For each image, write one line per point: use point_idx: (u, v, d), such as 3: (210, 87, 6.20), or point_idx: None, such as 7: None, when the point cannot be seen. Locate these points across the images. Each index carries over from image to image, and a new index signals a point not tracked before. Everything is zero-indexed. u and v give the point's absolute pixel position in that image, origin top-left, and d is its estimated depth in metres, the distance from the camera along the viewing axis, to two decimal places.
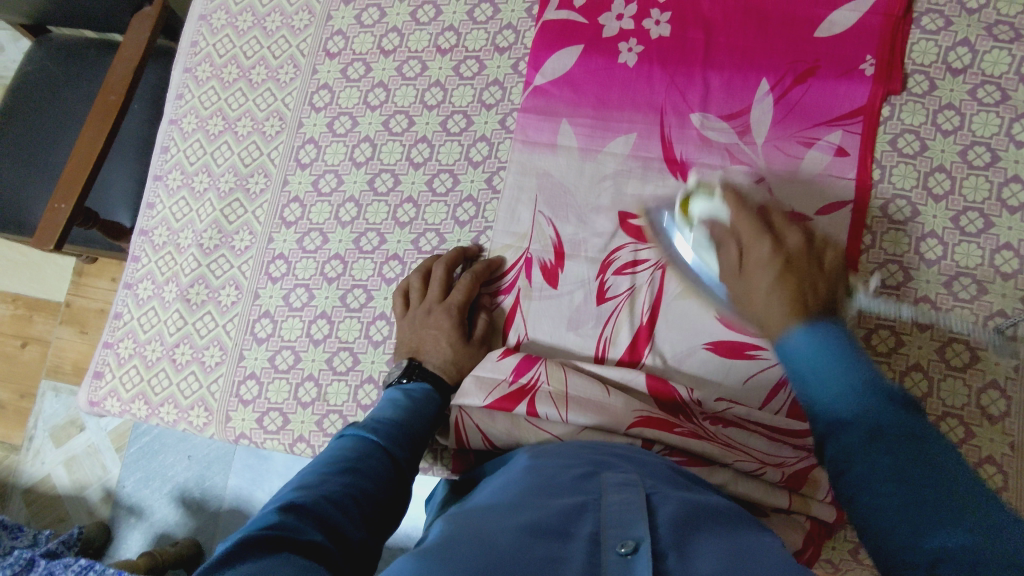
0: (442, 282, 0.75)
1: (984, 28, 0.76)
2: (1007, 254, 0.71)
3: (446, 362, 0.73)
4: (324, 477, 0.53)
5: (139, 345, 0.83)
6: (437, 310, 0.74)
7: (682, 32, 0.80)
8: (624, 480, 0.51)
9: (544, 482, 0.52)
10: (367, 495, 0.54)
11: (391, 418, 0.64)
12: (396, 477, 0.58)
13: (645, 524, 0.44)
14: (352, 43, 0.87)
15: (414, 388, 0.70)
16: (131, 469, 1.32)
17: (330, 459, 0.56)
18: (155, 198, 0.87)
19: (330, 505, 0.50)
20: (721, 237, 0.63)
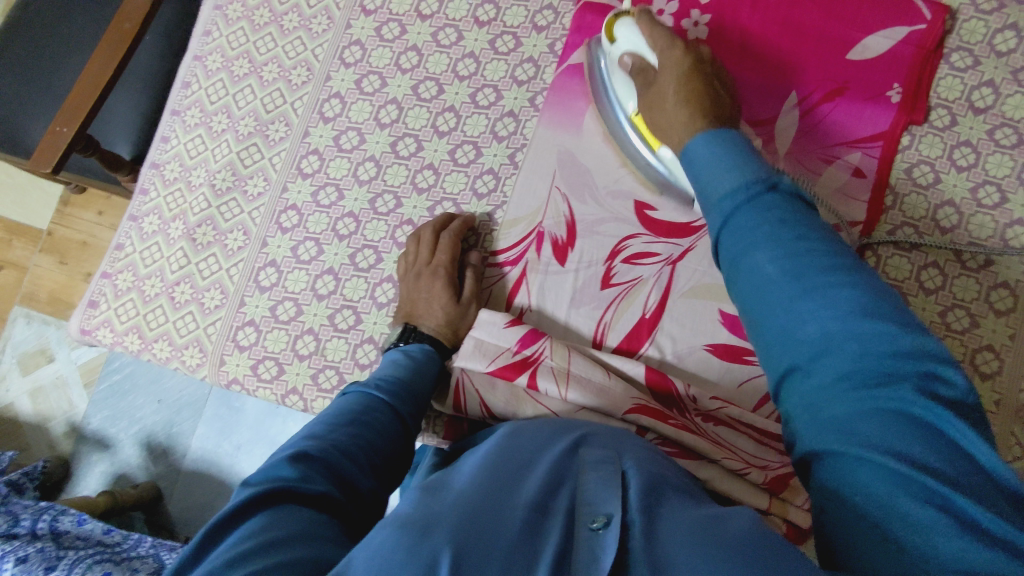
0: (430, 244, 0.75)
1: (1010, 72, 0.78)
2: (1003, 292, 0.74)
3: (438, 325, 0.74)
4: (332, 428, 0.53)
5: (138, 279, 0.82)
6: (426, 274, 0.74)
7: (719, 36, 0.81)
8: (601, 456, 0.50)
9: (523, 452, 0.51)
10: (374, 449, 0.54)
11: (395, 376, 0.64)
12: (400, 436, 0.59)
13: (618, 500, 0.44)
14: (389, 3, 0.86)
15: (414, 349, 0.70)
16: (100, 406, 1.30)
17: (340, 411, 0.56)
18: (171, 132, 0.86)
19: (340, 456, 0.50)
20: (643, 65, 0.70)
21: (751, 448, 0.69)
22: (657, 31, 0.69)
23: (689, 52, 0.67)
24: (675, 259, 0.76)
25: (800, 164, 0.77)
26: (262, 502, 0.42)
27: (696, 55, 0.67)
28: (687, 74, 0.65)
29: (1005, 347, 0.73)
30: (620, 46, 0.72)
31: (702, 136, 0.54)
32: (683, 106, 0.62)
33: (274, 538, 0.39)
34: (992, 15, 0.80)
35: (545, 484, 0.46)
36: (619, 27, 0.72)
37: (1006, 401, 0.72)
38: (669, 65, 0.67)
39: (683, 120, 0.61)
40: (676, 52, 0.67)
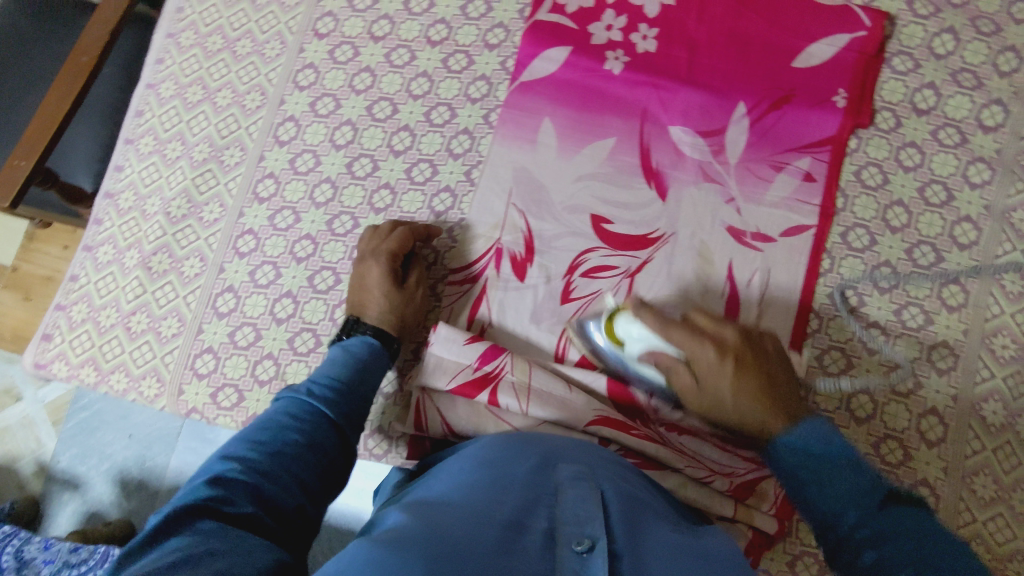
0: (381, 233, 0.75)
1: (949, 73, 0.80)
2: (954, 288, 0.75)
3: (382, 313, 0.72)
4: (254, 442, 0.53)
5: (93, 311, 0.81)
6: (370, 260, 0.74)
7: (667, 48, 0.82)
8: (576, 472, 0.51)
9: (498, 472, 0.51)
10: (302, 456, 0.54)
11: (332, 375, 0.63)
12: (334, 437, 0.58)
13: (601, 521, 0.44)
14: (342, 26, 0.87)
15: (356, 344, 0.68)
16: (67, 444, 1.27)
17: (266, 422, 0.56)
18: (125, 162, 0.85)
19: (256, 471, 0.50)
20: (669, 364, 0.64)
21: (715, 456, 0.68)
22: (677, 331, 0.64)
23: (729, 355, 0.62)
24: (633, 271, 0.76)
25: (752, 172, 0.78)
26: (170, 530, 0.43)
27: (738, 358, 0.62)
28: (736, 378, 0.61)
29: (959, 342, 0.74)
30: (628, 348, 0.68)
31: (782, 429, 0.57)
32: (741, 401, 0.61)
33: (173, 562, 0.39)
34: (929, 20, 0.82)
35: (523, 502, 0.46)
36: (620, 324, 0.68)
37: (962, 395, 0.73)
38: (710, 364, 0.62)
39: (753, 413, 0.60)
40: (709, 354, 0.62)
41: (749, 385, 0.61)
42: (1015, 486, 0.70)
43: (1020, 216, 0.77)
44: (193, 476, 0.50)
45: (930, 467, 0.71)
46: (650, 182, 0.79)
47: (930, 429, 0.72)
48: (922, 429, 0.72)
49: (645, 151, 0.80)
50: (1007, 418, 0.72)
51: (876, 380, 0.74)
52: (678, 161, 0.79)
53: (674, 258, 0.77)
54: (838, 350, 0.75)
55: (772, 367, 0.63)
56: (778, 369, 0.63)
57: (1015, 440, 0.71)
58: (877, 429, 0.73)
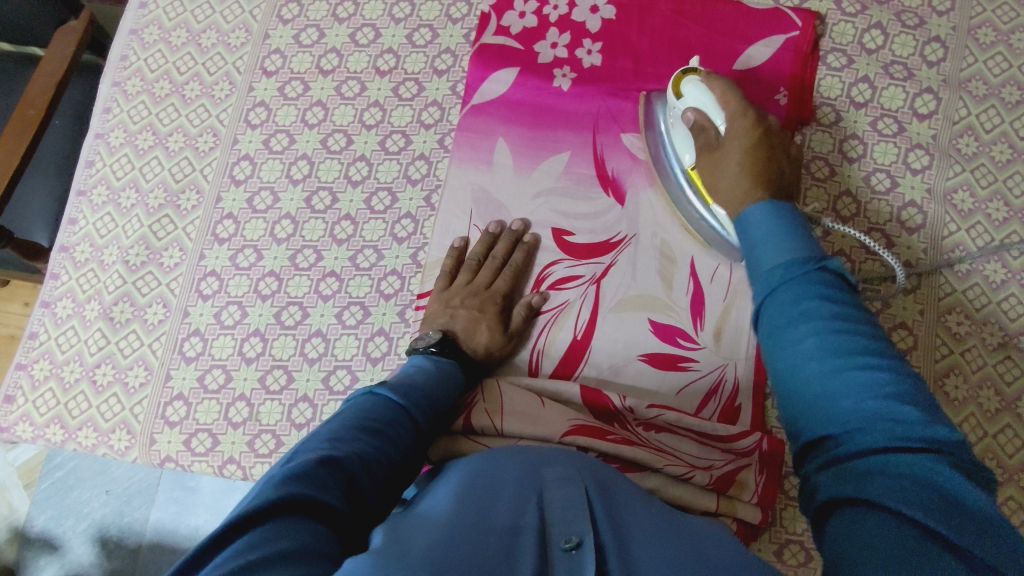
0: (515, 269, 0.77)
1: (882, 66, 0.84)
2: (907, 271, 0.78)
3: (476, 342, 0.73)
4: (354, 434, 0.52)
5: (55, 367, 0.79)
6: (482, 294, 0.75)
7: (612, 61, 0.84)
8: (563, 473, 0.51)
9: (488, 481, 0.51)
10: (389, 460, 0.53)
11: (421, 383, 0.62)
12: (414, 448, 0.57)
13: (588, 520, 0.44)
14: (290, 62, 0.87)
15: (444, 361, 0.68)
16: (42, 507, 1.23)
17: (360, 415, 0.55)
18: (78, 213, 0.84)
19: (357, 466, 0.49)
20: (705, 120, 0.72)
21: (693, 450, 0.70)
22: (733, 108, 0.72)
23: (761, 127, 0.70)
24: (599, 277, 0.78)
25: None
26: (291, 505, 0.41)
27: (766, 131, 0.70)
28: (750, 150, 0.68)
29: (917, 322, 0.77)
30: (684, 101, 0.75)
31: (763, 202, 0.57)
32: (742, 177, 0.67)
33: (277, 549, 0.37)
34: (858, 17, 0.85)
35: (514, 507, 0.46)
36: (686, 82, 0.75)
37: (925, 373, 0.75)
38: (739, 130, 0.70)
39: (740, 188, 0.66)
40: (743, 124, 0.70)
41: (749, 170, 0.67)
42: (984, 456, 0.72)
43: (961, 196, 0.80)
44: (292, 449, 0.49)
45: None
46: (607, 191, 0.80)
47: None
48: None
49: (600, 161, 0.81)
50: (969, 391, 0.74)
51: None
52: (633, 168, 0.81)
53: (638, 263, 0.78)
54: None
55: (784, 167, 0.68)
56: (788, 166, 0.69)
57: (978, 411, 0.74)
58: None
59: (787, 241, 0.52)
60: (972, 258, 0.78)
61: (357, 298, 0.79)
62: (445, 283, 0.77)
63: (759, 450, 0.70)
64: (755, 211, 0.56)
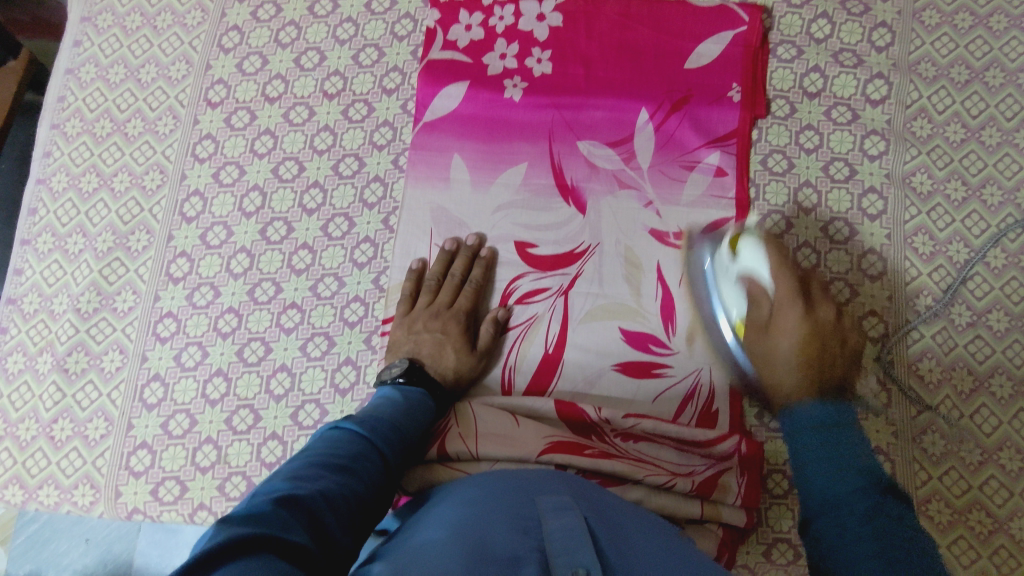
0: (477, 285, 0.76)
1: (831, 55, 0.84)
2: (872, 258, 0.78)
3: (446, 367, 0.72)
4: (319, 472, 0.51)
5: (10, 425, 0.76)
6: (446, 315, 0.74)
7: (562, 68, 0.83)
8: (558, 502, 0.51)
9: (478, 509, 0.50)
10: (359, 498, 0.52)
11: (387, 415, 0.61)
12: (385, 482, 0.56)
13: (591, 550, 0.44)
14: (234, 91, 0.85)
15: (413, 390, 0.67)
16: (19, 563, 1.18)
17: (325, 453, 0.54)
18: (24, 263, 0.81)
19: (321, 505, 0.47)
20: (757, 293, 0.67)
21: (674, 457, 0.69)
22: (785, 274, 0.66)
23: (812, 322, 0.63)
24: (565, 289, 0.76)
25: (665, 175, 0.80)
26: (251, 546, 0.40)
27: (818, 325, 0.63)
28: (803, 342, 0.61)
29: (886, 309, 0.76)
30: (740, 262, 0.70)
31: (810, 397, 0.57)
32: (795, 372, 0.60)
33: None
34: (804, 8, 0.85)
35: (513, 536, 0.45)
36: (741, 244, 0.70)
37: (898, 359, 0.75)
38: (790, 324, 0.63)
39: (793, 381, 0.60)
40: (801, 317, 0.63)
41: (802, 330, 0.62)
42: (962, 438, 0.72)
43: (919, 179, 0.80)
44: (253, 493, 0.47)
45: (880, 434, 0.73)
46: (568, 200, 0.79)
47: (875, 397, 0.74)
48: (867, 398, 0.74)
49: (558, 171, 0.80)
50: (943, 373, 0.74)
51: None
52: (592, 175, 0.80)
53: (604, 270, 0.77)
54: None
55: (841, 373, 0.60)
56: (842, 361, 0.62)
57: (953, 393, 0.74)
58: None
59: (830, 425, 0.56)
60: (935, 240, 0.78)
61: (321, 328, 0.77)
62: (406, 308, 0.76)
63: (738, 452, 0.69)
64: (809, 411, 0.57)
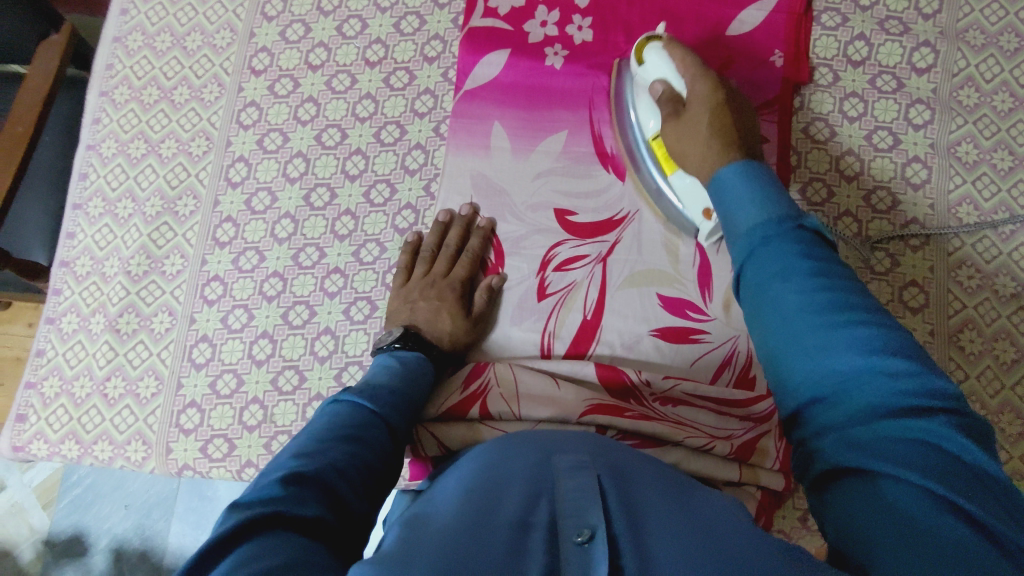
0: (471, 254, 0.76)
1: (877, 23, 0.83)
2: (915, 228, 0.77)
3: (441, 333, 0.72)
4: (326, 442, 0.51)
5: (65, 383, 0.79)
6: (441, 283, 0.74)
7: (604, 36, 0.83)
8: (575, 461, 0.50)
9: (498, 472, 0.51)
10: (368, 463, 0.52)
11: (387, 384, 0.61)
12: (391, 448, 0.56)
13: (600, 510, 0.43)
14: (277, 60, 0.86)
15: (408, 356, 0.67)
16: (63, 524, 1.22)
17: (331, 423, 0.54)
18: (75, 227, 0.83)
19: (334, 475, 0.48)
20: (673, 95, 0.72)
21: (712, 421, 0.69)
22: (699, 89, 0.71)
23: (720, 91, 0.71)
24: (604, 256, 0.77)
25: None
26: (269, 523, 0.40)
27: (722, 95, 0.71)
28: (716, 122, 0.69)
29: (927, 278, 0.76)
30: (647, 69, 0.75)
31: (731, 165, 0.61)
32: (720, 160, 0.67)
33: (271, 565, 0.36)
34: None
35: (523, 501, 0.45)
36: (649, 52, 0.75)
37: (939, 329, 0.74)
38: (700, 94, 0.71)
39: (699, 146, 0.69)
40: (705, 91, 0.71)
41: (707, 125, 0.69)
42: (1003, 409, 0.72)
43: (965, 148, 0.79)
44: (262, 471, 0.47)
45: None
46: (607, 168, 0.80)
47: None
48: None
49: (598, 139, 0.80)
50: (984, 344, 0.74)
51: None
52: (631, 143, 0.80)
53: (643, 238, 0.77)
54: None
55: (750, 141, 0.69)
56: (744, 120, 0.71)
57: (995, 364, 0.73)
58: None
59: (750, 204, 0.57)
60: (980, 210, 0.77)
61: (363, 293, 0.78)
62: (403, 277, 0.76)
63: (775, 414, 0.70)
64: (725, 175, 0.60)
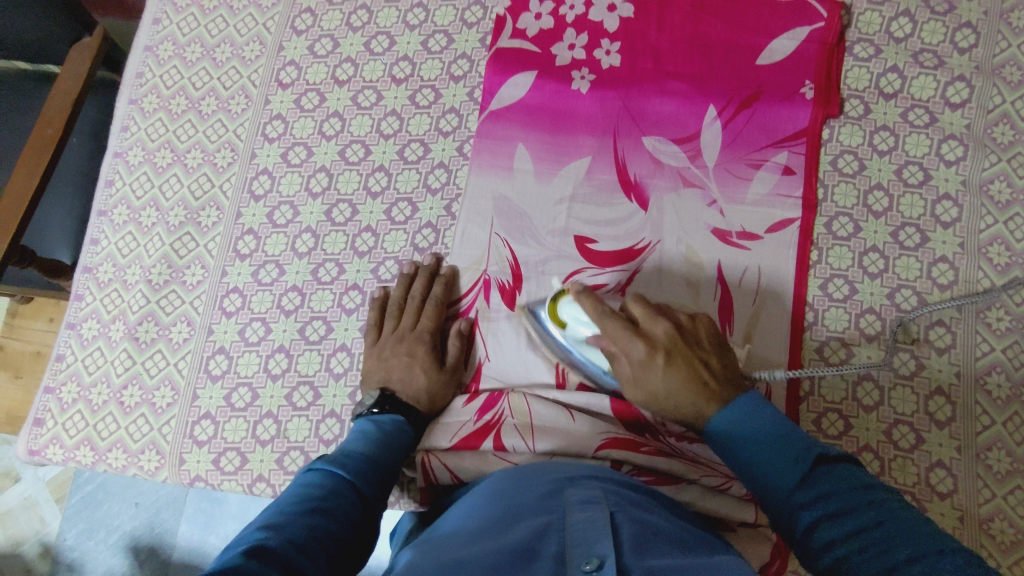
0: (438, 304, 0.75)
1: (911, 55, 0.81)
2: (943, 266, 0.76)
3: (417, 390, 0.71)
4: (292, 515, 0.48)
5: (83, 389, 0.79)
6: (410, 338, 0.74)
7: (632, 61, 0.83)
8: (588, 496, 0.49)
9: (509, 506, 0.49)
10: (340, 531, 0.50)
11: (363, 450, 0.60)
12: (366, 514, 0.54)
13: (610, 539, 0.42)
14: (305, 73, 0.87)
15: (385, 419, 0.66)
16: (72, 521, 1.23)
17: (301, 493, 0.52)
18: (100, 234, 0.84)
19: (302, 548, 0.45)
20: (609, 350, 0.64)
21: None
22: (630, 341, 0.62)
23: (660, 357, 0.61)
24: (623, 285, 0.76)
25: (731, 173, 0.79)
26: None
27: (671, 350, 0.61)
28: (669, 369, 0.60)
29: (955, 319, 0.74)
30: (570, 330, 0.68)
31: (715, 410, 0.59)
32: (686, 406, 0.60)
33: None
34: (884, 5, 0.83)
35: (531, 532, 0.44)
36: (563, 307, 0.68)
37: (965, 372, 0.73)
38: (640, 361, 0.61)
39: (687, 401, 0.59)
40: (639, 351, 0.61)
41: (680, 373, 0.60)
42: None
43: (997, 187, 0.77)
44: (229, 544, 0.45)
45: (943, 448, 0.71)
46: (630, 195, 0.79)
47: (939, 410, 0.72)
48: (931, 410, 0.72)
49: (622, 166, 0.80)
50: (1012, 389, 0.72)
51: (879, 365, 0.73)
52: (656, 171, 0.79)
53: (664, 267, 0.76)
54: (837, 340, 0.74)
55: (710, 359, 0.61)
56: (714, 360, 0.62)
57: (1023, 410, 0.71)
58: (887, 415, 0.72)
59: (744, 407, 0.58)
60: (1011, 251, 0.76)
61: None
62: (374, 336, 0.76)
63: None
64: (716, 418, 0.58)
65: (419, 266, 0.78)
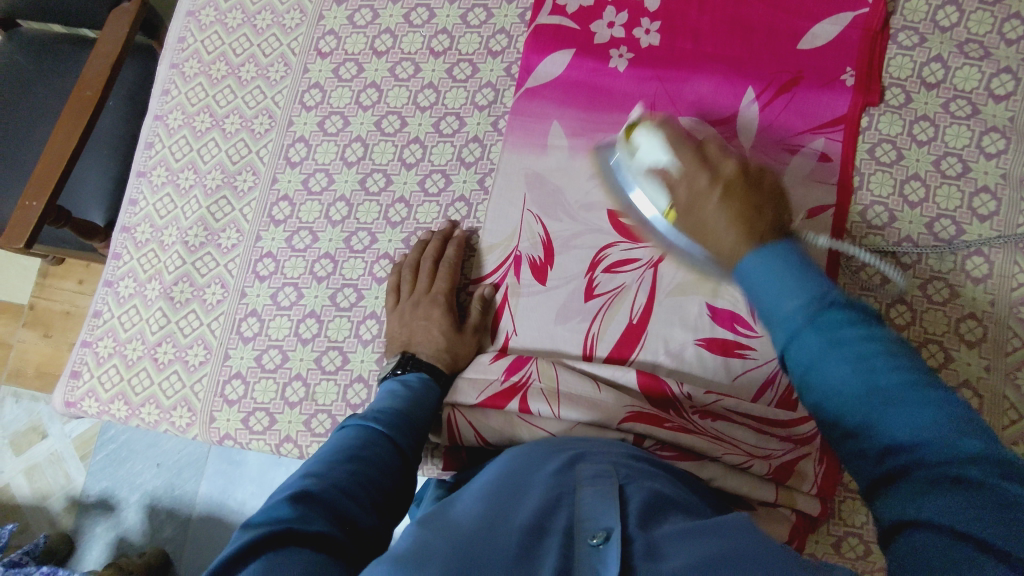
0: (450, 266, 0.76)
1: (956, 45, 0.80)
2: (978, 260, 0.75)
3: (437, 350, 0.72)
4: (331, 464, 0.50)
5: (118, 344, 0.81)
6: (426, 301, 0.75)
7: (670, 41, 0.82)
8: (598, 471, 0.48)
9: (519, 475, 0.49)
10: (377, 479, 0.52)
11: (393, 406, 0.62)
12: (401, 469, 0.56)
13: (616, 512, 0.41)
14: (344, 43, 0.87)
15: (412, 378, 0.68)
16: (98, 477, 1.26)
17: (338, 446, 0.54)
18: (139, 194, 0.86)
19: (341, 494, 0.47)
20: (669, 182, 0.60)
21: (751, 438, 0.67)
22: (695, 169, 0.58)
23: (721, 184, 0.56)
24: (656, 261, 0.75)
25: (767, 156, 0.78)
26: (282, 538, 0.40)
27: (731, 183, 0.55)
28: (725, 200, 0.54)
29: (988, 314, 0.73)
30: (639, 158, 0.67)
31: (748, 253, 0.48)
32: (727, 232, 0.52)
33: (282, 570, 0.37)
34: None
35: (541, 503, 0.43)
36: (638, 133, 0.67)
37: (995, 365, 0.72)
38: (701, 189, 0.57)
39: (730, 241, 0.51)
40: (701, 179, 0.57)
41: (733, 206, 0.53)
42: None
43: None
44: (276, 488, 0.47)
45: None
46: None
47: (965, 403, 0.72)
48: None
49: None
50: None
51: None
52: None
53: None
54: None
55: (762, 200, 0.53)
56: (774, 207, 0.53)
57: None
58: None
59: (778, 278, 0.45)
60: None
61: None
62: (393, 299, 0.77)
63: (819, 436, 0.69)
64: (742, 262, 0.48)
65: (434, 231, 0.79)
